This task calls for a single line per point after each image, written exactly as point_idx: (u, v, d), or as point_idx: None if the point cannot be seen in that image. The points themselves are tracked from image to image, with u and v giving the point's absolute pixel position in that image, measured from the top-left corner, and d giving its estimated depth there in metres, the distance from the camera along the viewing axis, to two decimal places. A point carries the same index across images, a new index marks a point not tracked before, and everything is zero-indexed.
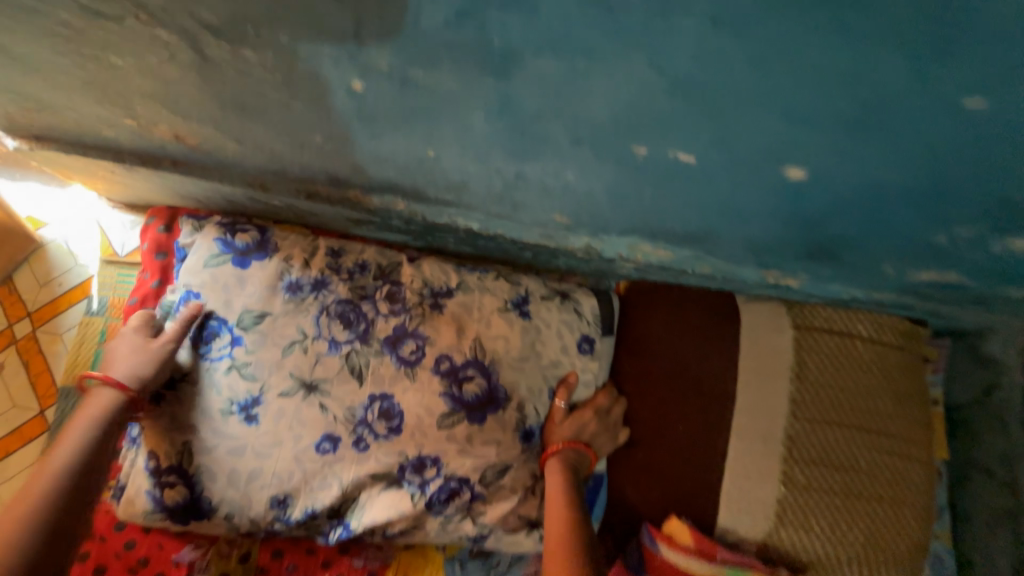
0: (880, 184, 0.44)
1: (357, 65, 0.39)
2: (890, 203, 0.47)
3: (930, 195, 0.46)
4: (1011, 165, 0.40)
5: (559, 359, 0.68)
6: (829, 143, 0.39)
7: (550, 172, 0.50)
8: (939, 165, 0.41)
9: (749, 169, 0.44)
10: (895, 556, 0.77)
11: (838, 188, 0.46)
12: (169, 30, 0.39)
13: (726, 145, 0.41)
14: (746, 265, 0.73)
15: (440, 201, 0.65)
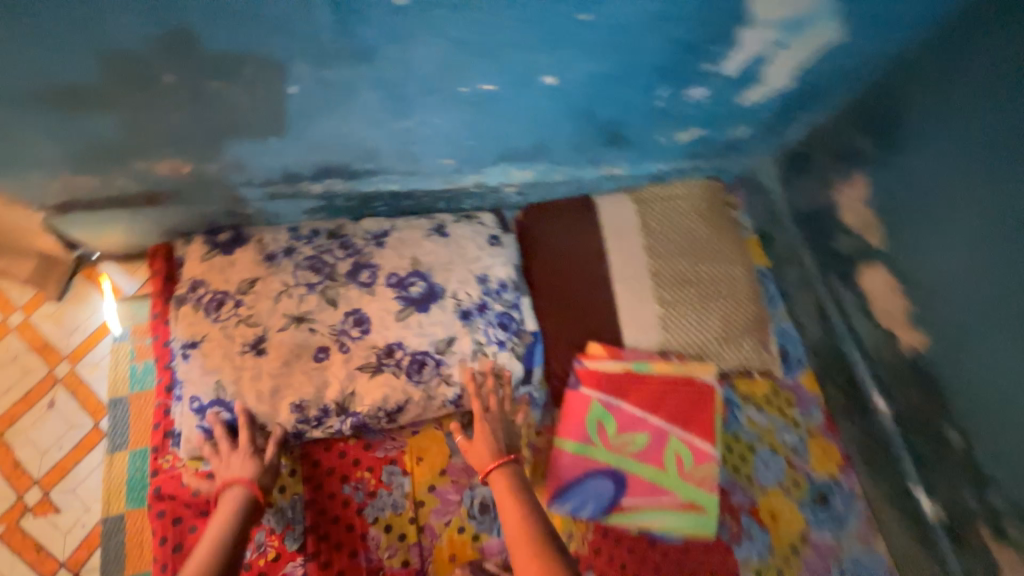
0: (594, 48, 0.75)
1: (284, 67, 0.68)
2: (613, 63, 0.79)
3: (629, 51, 0.77)
4: (641, 42, 0.76)
5: (478, 254, 1.07)
6: (550, 56, 0.75)
7: (423, 121, 0.83)
8: (610, 51, 0.76)
9: (524, 83, 0.79)
10: (745, 328, 1.12)
11: (576, 63, 0.77)
12: (170, 70, 0.67)
13: (495, 37, 0.70)
14: (584, 167, 1.08)
15: (365, 171, 0.95)
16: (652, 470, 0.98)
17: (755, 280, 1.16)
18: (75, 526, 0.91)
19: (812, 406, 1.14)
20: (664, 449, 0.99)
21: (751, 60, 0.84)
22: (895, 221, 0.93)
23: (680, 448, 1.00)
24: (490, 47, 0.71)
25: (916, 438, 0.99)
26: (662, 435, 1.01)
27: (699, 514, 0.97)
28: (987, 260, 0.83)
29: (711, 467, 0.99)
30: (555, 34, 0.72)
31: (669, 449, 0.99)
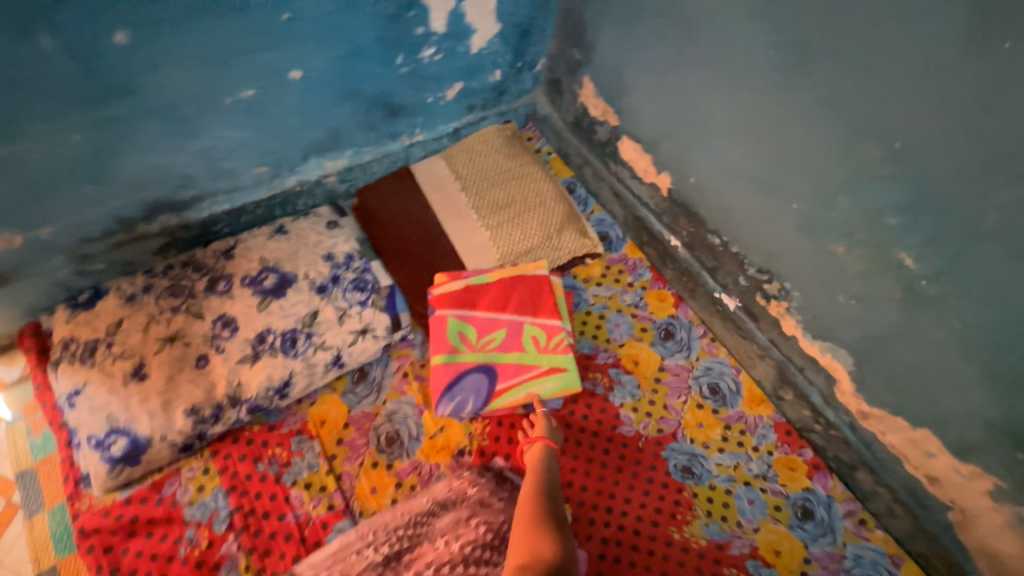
0: (318, 39, 0.94)
1: (61, 122, 0.83)
2: (341, 47, 0.98)
3: (348, 34, 0.97)
4: (354, 25, 0.96)
5: (320, 238, 1.23)
6: (284, 56, 0.93)
7: (212, 136, 1.00)
8: (331, 38, 0.96)
9: (276, 82, 0.97)
10: (561, 226, 1.35)
11: (309, 54, 0.96)
12: None
13: (227, 52, 0.87)
14: (385, 140, 1.29)
15: (192, 199, 1.11)
16: (515, 354, 1.16)
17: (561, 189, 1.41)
18: None
19: (641, 268, 1.37)
20: (520, 335, 1.17)
21: (452, 15, 1.07)
22: (616, 100, 1.19)
23: (534, 330, 1.19)
24: (222, 58, 0.87)
25: (701, 253, 1.23)
26: (516, 327, 1.19)
27: (563, 373, 1.15)
28: (673, 107, 1.04)
29: (561, 336, 1.18)
30: (273, 36, 0.89)
31: (525, 334, 1.18)
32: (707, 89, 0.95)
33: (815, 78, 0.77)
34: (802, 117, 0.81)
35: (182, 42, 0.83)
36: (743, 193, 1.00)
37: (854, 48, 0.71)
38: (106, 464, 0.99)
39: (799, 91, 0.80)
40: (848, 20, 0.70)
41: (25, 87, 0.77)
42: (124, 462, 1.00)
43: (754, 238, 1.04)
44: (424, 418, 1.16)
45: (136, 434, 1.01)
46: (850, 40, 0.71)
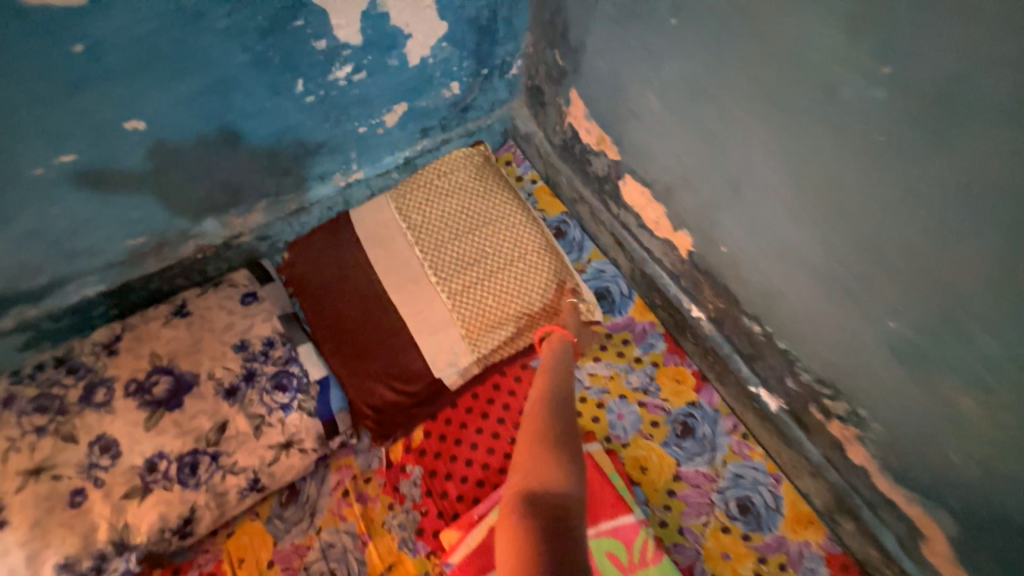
0: (156, 67, 0.66)
1: None
2: (198, 75, 0.70)
3: (203, 57, 0.68)
4: (210, 45, 0.67)
5: (230, 320, 0.96)
6: (110, 96, 0.66)
7: (43, 212, 0.74)
8: (179, 67, 0.68)
9: (111, 131, 0.70)
10: (546, 288, 1.01)
11: (149, 90, 0.68)
12: None
13: (15, 95, 0.61)
14: (310, 186, 0.98)
15: (49, 286, 0.85)
16: None
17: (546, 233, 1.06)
18: None
19: (650, 337, 1.06)
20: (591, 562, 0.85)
21: (367, 19, 0.75)
22: (617, 127, 0.85)
23: (608, 545, 0.86)
24: (9, 113, 0.62)
25: (734, 335, 0.90)
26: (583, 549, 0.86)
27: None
28: (695, 149, 0.72)
29: (640, 533, 0.87)
30: (80, 75, 0.63)
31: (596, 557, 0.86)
32: (738, 128, 0.64)
33: (920, 139, 0.48)
34: (892, 201, 0.52)
35: None
36: (799, 283, 0.69)
37: (1012, 100, 0.41)
38: None
39: (889, 156, 0.51)
40: (999, 53, 0.40)
41: None
42: None
43: (814, 342, 0.72)
44: (368, 554, 0.91)
45: None
46: (1001, 77, 0.41)
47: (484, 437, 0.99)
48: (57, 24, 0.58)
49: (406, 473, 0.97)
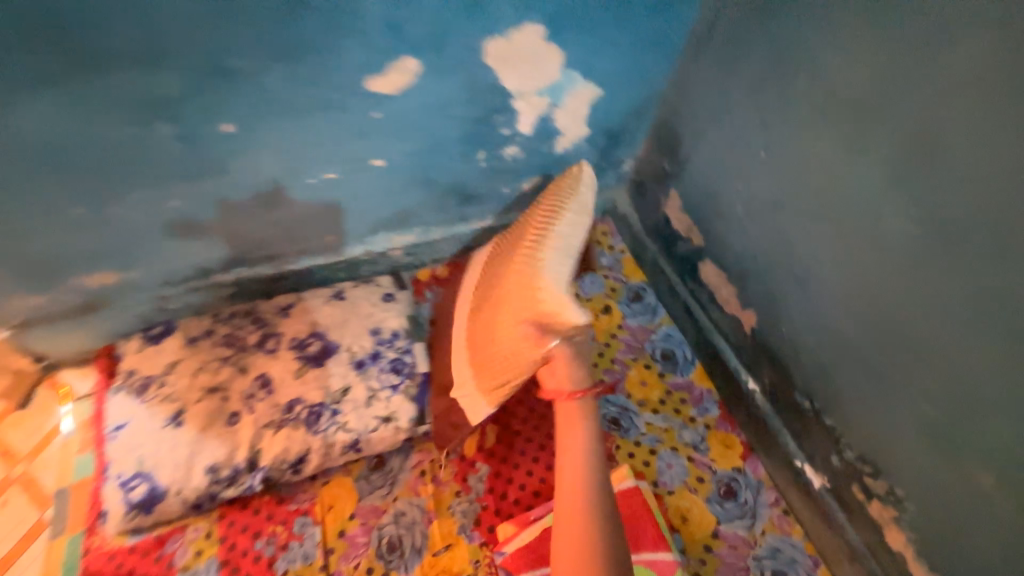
0: (399, 130, 0.95)
1: (167, 185, 0.91)
2: (422, 140, 0.99)
3: (430, 129, 0.97)
4: (436, 123, 0.96)
5: (371, 309, 1.23)
6: (365, 144, 0.95)
7: (293, 210, 1.06)
8: (413, 131, 0.96)
9: (353, 166, 0.99)
10: (538, 292, 0.93)
11: (386, 142, 0.96)
12: (81, 203, 0.89)
13: (312, 134, 0.90)
14: (454, 224, 1.28)
15: (264, 258, 1.16)
16: None
17: (574, 249, 1.01)
18: None
19: (706, 402, 1.20)
20: None
21: (539, 120, 1.04)
22: (706, 222, 1.08)
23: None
24: (307, 145, 0.92)
25: (786, 412, 1.03)
26: None
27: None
28: (772, 247, 0.93)
29: (676, 573, 0.96)
30: (354, 128, 0.92)
31: None
32: (810, 239, 0.86)
33: (956, 270, 0.67)
34: (930, 311, 0.71)
35: (277, 127, 0.87)
36: (849, 369, 0.85)
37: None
38: (121, 506, 1.01)
39: (934, 278, 0.70)
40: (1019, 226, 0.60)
41: (141, 156, 0.84)
42: (135, 512, 1.01)
43: (859, 424, 0.86)
44: (431, 529, 1.06)
45: (157, 480, 1.02)
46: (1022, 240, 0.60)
47: (546, 454, 1.15)
48: (357, 100, 0.88)
49: (474, 468, 1.13)
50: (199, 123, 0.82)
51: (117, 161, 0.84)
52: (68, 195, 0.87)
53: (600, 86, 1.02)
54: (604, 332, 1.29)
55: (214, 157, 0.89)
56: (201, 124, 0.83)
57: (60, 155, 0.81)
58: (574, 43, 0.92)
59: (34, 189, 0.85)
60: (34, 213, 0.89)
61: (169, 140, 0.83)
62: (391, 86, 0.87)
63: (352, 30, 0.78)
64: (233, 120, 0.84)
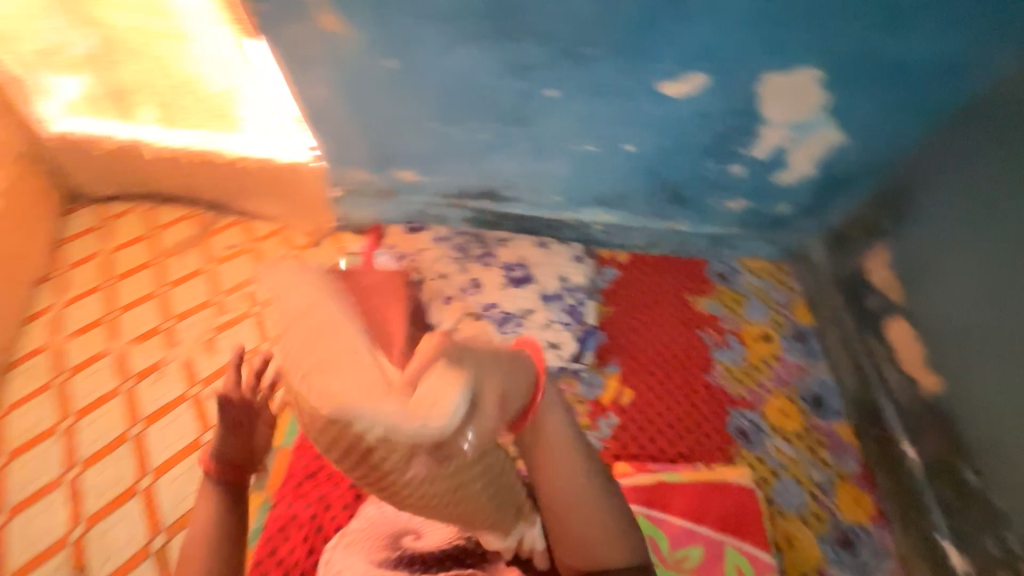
0: (660, 126, 1.22)
1: (489, 120, 1.30)
2: (672, 138, 1.25)
3: (682, 131, 1.23)
4: (689, 128, 1.22)
5: (565, 263, 1.51)
6: (630, 130, 1.25)
7: (550, 165, 1.39)
8: (669, 129, 1.23)
9: (611, 146, 1.30)
10: (296, 286, 0.59)
11: (646, 133, 1.25)
12: (435, 118, 1.33)
13: (599, 110, 1.22)
14: (655, 220, 1.50)
15: (507, 197, 1.52)
16: None
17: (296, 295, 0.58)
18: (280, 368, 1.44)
19: (845, 455, 1.21)
20: (722, 560, 1.02)
21: (775, 149, 1.22)
22: (912, 280, 1.13)
23: (741, 561, 1.02)
24: (592, 120, 1.24)
25: (942, 485, 1.04)
26: (718, 548, 1.04)
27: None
28: (982, 314, 0.98)
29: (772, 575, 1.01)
30: (630, 116, 1.21)
31: (728, 562, 1.02)
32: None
33: None
34: None
35: (582, 101, 1.20)
36: None
37: None
38: None
39: None
40: None
41: (488, 95, 1.24)
42: None
43: None
44: None
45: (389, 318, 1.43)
46: None
47: (673, 429, 1.27)
48: (644, 95, 1.16)
49: (606, 414, 1.30)
50: (535, 82, 1.19)
51: (473, 96, 1.26)
52: (432, 109, 1.32)
53: (846, 133, 1.16)
54: (757, 357, 1.38)
55: (529, 109, 1.25)
56: (536, 84, 1.19)
57: (448, 82, 1.25)
58: (837, 90, 1.09)
59: (420, 101, 1.32)
60: (408, 116, 1.36)
61: (512, 89, 1.21)
62: (678, 91, 1.14)
63: (674, 46, 1.07)
64: (556, 86, 1.18)
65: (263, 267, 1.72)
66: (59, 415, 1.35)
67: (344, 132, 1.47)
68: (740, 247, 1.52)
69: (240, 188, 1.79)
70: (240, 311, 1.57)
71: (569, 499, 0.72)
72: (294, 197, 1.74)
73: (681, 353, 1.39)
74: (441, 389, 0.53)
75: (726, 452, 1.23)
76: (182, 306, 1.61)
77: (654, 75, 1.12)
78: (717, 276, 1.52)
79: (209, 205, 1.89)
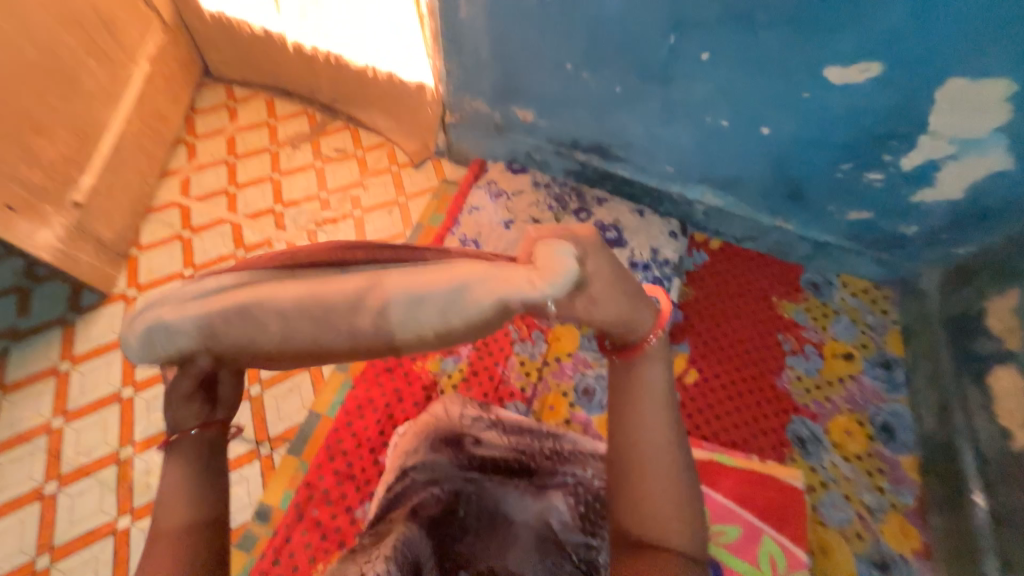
0: (808, 114, 1.16)
1: (626, 74, 1.27)
2: (816, 129, 1.19)
3: (831, 124, 1.16)
4: (840, 123, 1.15)
5: (659, 236, 1.50)
6: (772, 112, 1.20)
7: (673, 133, 1.36)
8: (816, 120, 1.17)
9: (746, 125, 1.25)
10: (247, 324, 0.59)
11: (788, 119, 1.19)
12: (571, 61, 1.31)
13: (747, 85, 1.17)
14: (762, 213, 1.45)
15: (617, 157, 1.50)
16: (744, 564, 1.04)
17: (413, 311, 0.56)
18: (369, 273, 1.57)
19: (904, 488, 1.19)
20: (757, 546, 1.05)
21: (927, 163, 1.15)
22: None
23: (775, 551, 1.05)
24: (736, 93, 1.19)
25: (1008, 539, 1.00)
26: (755, 534, 1.07)
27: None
28: None
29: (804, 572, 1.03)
30: (780, 99, 1.16)
31: (762, 548, 1.05)
32: None
33: None
34: None
35: (733, 72, 1.16)
36: None
37: None
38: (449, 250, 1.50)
39: None
40: None
41: (635, 48, 1.20)
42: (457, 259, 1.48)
43: None
44: None
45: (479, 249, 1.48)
46: None
47: (730, 419, 1.29)
48: (803, 78, 1.11)
49: None
50: (689, 43, 1.14)
51: (617, 45, 1.22)
52: (570, 52, 1.29)
53: (1015, 162, 1.07)
54: (833, 373, 1.34)
55: (673, 70, 1.21)
56: (690, 45, 1.15)
57: (595, 26, 1.21)
58: None
59: (559, 41, 1.28)
60: (542, 54, 1.34)
61: (662, 46, 1.17)
62: (842, 79, 1.08)
63: (858, 28, 0.99)
64: (711, 50, 1.14)
65: (365, 175, 1.81)
66: (183, 265, 1.58)
67: (470, 61, 1.46)
68: (844, 262, 1.45)
69: (357, 95, 1.86)
70: (342, 212, 1.72)
71: (654, 493, 0.66)
72: (406, 115, 1.80)
73: (755, 349, 1.38)
74: (553, 260, 0.53)
75: (778, 452, 1.24)
76: (290, 196, 1.75)
77: (823, 58, 1.06)
78: (809, 285, 1.48)
79: (323, 106, 1.99)
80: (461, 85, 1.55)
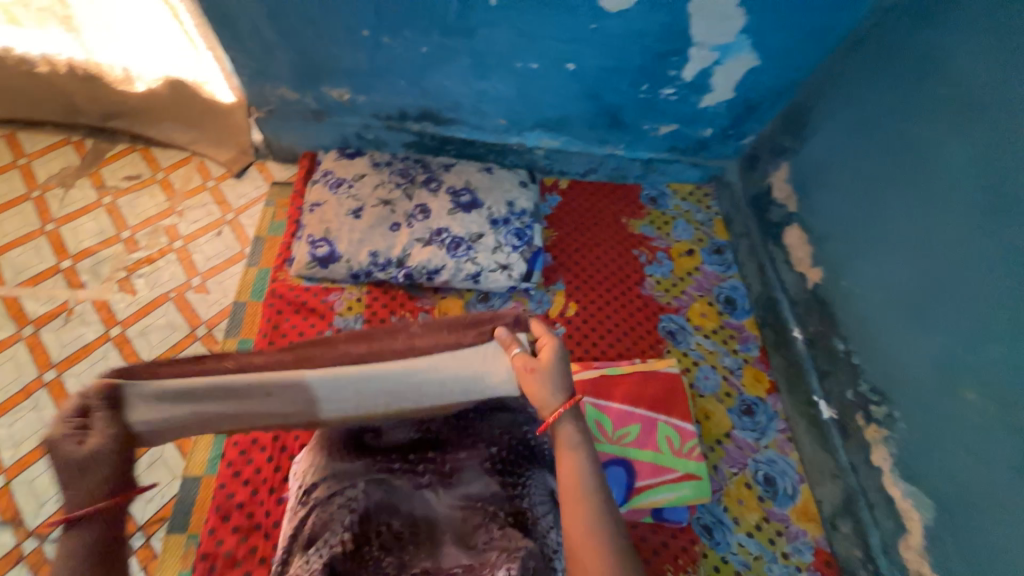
0: (599, 44, 1.25)
1: (427, 31, 1.23)
2: (611, 58, 1.29)
3: (621, 50, 1.27)
4: (627, 48, 1.26)
5: (512, 187, 1.52)
6: (572, 48, 1.27)
7: (494, 84, 1.37)
8: (607, 49, 1.27)
9: (555, 65, 1.31)
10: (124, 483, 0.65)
11: (587, 52, 1.28)
12: (366, 27, 1.23)
13: (541, 26, 1.21)
14: (595, 145, 1.57)
15: (449, 120, 1.48)
16: (649, 453, 1.17)
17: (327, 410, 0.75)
18: (222, 305, 1.39)
19: (750, 342, 1.41)
20: (654, 433, 1.19)
21: (702, 71, 1.32)
22: (806, 191, 1.34)
23: (670, 432, 1.20)
24: (536, 36, 1.24)
25: (820, 354, 1.28)
26: (650, 424, 1.21)
27: (697, 481, 1.15)
28: (857, 214, 1.19)
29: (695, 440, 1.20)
30: (575, 35, 1.23)
31: (659, 433, 1.20)
32: (883, 212, 1.14)
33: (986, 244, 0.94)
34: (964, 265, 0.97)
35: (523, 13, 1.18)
36: (891, 312, 1.11)
37: None
38: (298, 256, 1.35)
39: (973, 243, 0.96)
40: None
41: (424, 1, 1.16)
42: (310, 264, 1.34)
43: (887, 359, 1.11)
44: None
45: (332, 245, 1.36)
46: None
47: (614, 334, 1.41)
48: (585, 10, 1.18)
49: (554, 326, 1.40)
50: None
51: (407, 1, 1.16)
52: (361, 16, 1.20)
53: (760, 58, 1.29)
54: (682, 269, 1.52)
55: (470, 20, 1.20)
56: None
57: None
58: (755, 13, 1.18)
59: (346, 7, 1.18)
60: (332, 25, 1.23)
61: None
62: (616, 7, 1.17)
63: None
64: None
65: (176, 199, 1.54)
66: None
67: (255, 46, 1.28)
68: (669, 171, 1.64)
69: (133, 110, 1.56)
70: (157, 247, 1.45)
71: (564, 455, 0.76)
72: (206, 121, 1.56)
73: (618, 270, 1.51)
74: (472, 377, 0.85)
75: (657, 348, 1.40)
76: (79, 245, 1.42)
77: None
78: (649, 199, 1.64)
79: (90, 130, 1.62)
80: (256, 74, 1.36)
